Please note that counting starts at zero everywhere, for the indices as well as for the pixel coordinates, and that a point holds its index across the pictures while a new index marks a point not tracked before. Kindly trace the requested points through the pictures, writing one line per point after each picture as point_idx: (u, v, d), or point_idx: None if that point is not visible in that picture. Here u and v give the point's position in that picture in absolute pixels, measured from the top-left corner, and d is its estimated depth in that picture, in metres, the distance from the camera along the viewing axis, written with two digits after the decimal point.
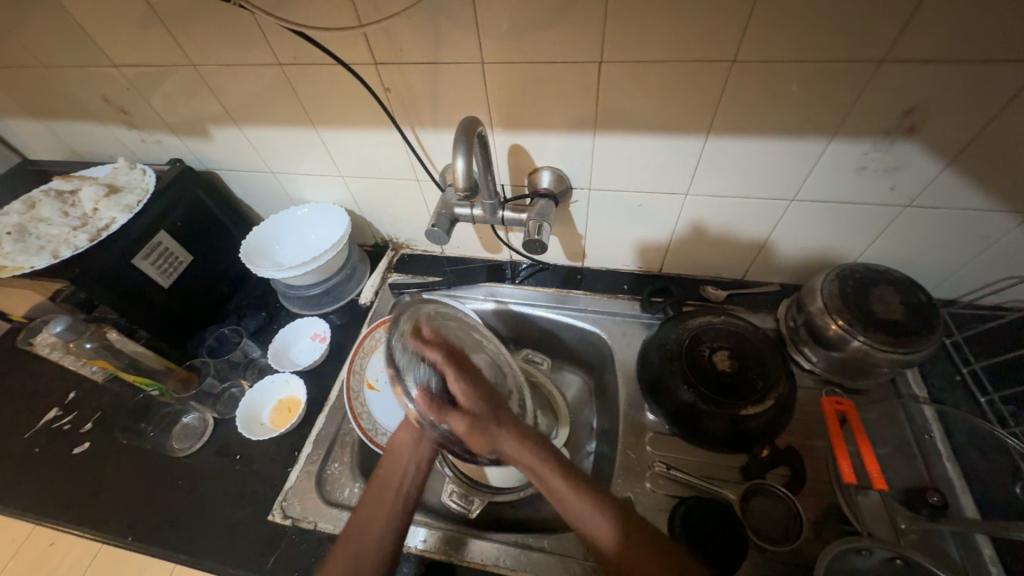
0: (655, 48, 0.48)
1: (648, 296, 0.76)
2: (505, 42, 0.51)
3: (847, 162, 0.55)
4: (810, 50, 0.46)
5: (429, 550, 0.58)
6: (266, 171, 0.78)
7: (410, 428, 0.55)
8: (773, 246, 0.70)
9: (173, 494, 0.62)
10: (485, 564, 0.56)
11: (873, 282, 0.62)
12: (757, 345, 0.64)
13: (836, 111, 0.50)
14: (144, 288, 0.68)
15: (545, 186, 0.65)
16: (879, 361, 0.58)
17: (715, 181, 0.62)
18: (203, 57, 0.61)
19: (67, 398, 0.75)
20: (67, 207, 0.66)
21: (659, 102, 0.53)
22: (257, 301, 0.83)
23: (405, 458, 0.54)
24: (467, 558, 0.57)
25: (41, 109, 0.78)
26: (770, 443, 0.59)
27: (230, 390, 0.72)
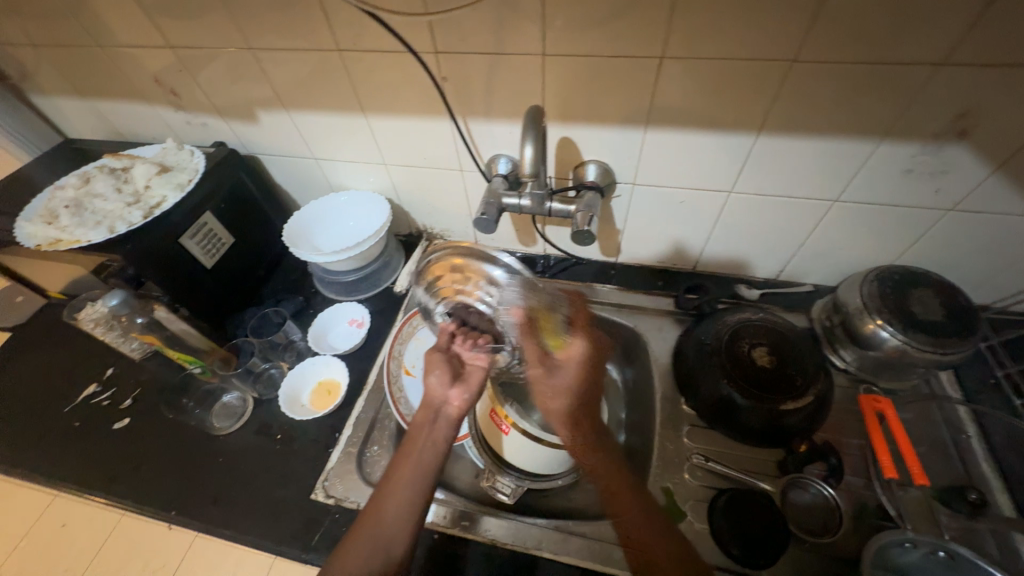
0: (718, 45, 0.49)
1: (682, 293, 0.77)
2: (565, 34, 0.52)
3: (894, 164, 0.56)
4: (870, 51, 0.47)
5: (442, 525, 0.60)
6: (309, 157, 0.79)
7: (428, 410, 0.57)
8: (809, 247, 0.72)
9: (215, 471, 0.63)
10: (496, 540, 0.58)
11: (911, 284, 0.63)
12: (796, 342, 0.65)
13: (890, 113, 0.51)
14: (190, 267, 0.69)
15: (591, 179, 0.66)
16: (917, 361, 0.59)
17: (759, 180, 0.63)
18: (262, 41, 0.62)
19: (106, 374, 0.76)
20: (121, 183, 0.67)
21: (715, 100, 0.55)
22: (293, 286, 0.84)
23: (424, 438, 0.55)
24: (480, 533, 0.59)
25: (91, 89, 0.79)
26: (808, 439, 0.60)
27: (269, 372, 0.73)
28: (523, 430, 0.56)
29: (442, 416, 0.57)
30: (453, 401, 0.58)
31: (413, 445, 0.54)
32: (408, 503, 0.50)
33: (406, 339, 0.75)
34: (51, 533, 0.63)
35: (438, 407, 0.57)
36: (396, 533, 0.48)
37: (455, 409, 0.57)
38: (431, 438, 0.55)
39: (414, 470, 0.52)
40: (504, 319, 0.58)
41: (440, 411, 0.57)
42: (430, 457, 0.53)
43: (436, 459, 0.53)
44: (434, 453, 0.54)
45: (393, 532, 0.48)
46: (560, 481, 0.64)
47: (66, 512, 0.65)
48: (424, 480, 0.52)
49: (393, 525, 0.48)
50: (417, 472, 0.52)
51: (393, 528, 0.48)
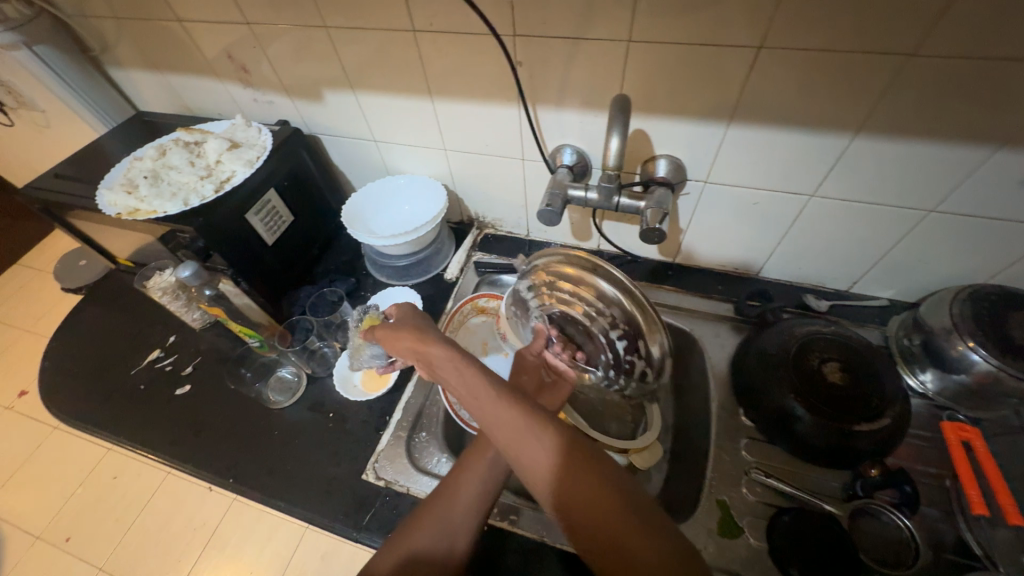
0: (826, 37, 0.46)
1: (743, 299, 0.74)
2: (654, 19, 0.49)
3: (1008, 174, 0.51)
4: (1003, 48, 0.42)
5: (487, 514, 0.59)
6: (369, 139, 0.79)
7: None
8: (891, 260, 0.67)
9: (270, 443, 0.64)
10: (541, 535, 0.57)
11: (1011, 306, 0.57)
12: (872, 360, 0.61)
13: (1014, 118, 0.47)
14: (253, 243, 0.71)
15: (661, 175, 0.63)
16: (1011, 390, 0.54)
17: (846, 185, 0.59)
18: (336, 19, 0.61)
19: (169, 341, 0.79)
20: (194, 156, 0.69)
21: (812, 96, 0.51)
22: (346, 267, 0.85)
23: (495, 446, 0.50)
24: (524, 527, 0.58)
25: (165, 63, 0.81)
26: (881, 463, 0.57)
27: (323, 350, 0.73)
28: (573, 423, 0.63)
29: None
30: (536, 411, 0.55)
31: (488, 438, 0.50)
32: (478, 498, 0.47)
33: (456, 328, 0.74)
34: (105, 483, 0.69)
35: None
36: (462, 527, 0.45)
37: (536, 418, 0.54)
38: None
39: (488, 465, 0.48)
40: (608, 334, 0.57)
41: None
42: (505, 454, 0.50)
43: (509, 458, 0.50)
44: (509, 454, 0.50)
45: (461, 523, 0.46)
46: None
47: (119, 465, 0.71)
48: (495, 477, 0.48)
49: (462, 519, 0.46)
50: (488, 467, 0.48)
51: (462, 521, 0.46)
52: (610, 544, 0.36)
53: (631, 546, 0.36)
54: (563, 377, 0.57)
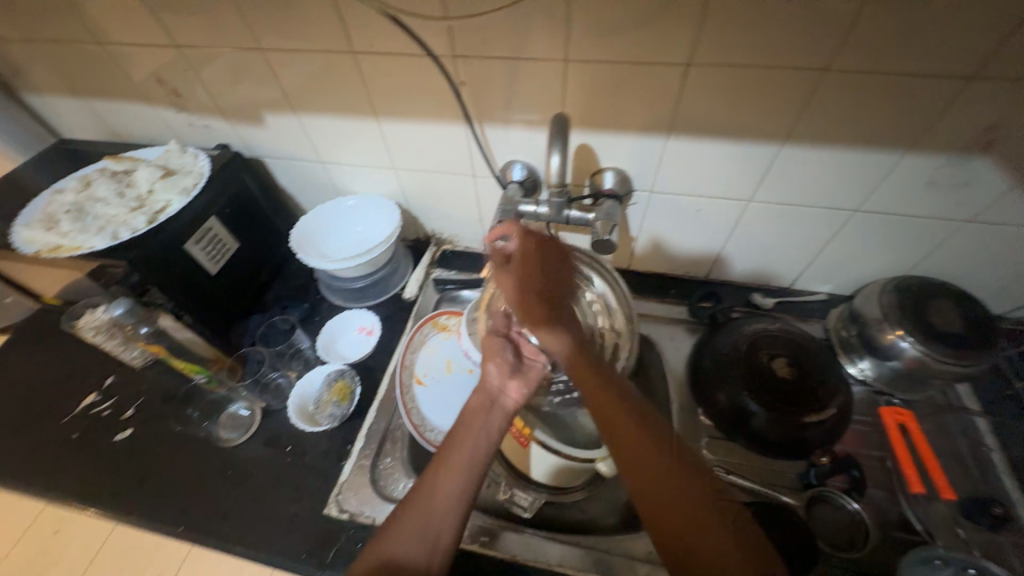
0: (748, 54, 0.48)
1: (695, 302, 0.77)
2: (588, 39, 0.50)
3: (918, 175, 0.56)
4: (901, 62, 0.46)
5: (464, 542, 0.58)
6: (316, 160, 0.77)
7: (483, 395, 0.56)
8: (826, 257, 0.71)
9: (223, 485, 0.61)
10: (521, 558, 0.57)
11: (932, 294, 0.62)
12: (816, 353, 0.64)
13: (916, 125, 0.51)
14: (195, 273, 0.67)
15: (608, 187, 0.65)
16: (936, 372, 0.59)
17: (779, 189, 0.62)
18: (270, 40, 0.60)
19: (105, 384, 0.73)
20: (123, 187, 0.65)
21: (741, 109, 0.54)
22: (299, 292, 0.82)
23: (476, 425, 0.53)
24: (503, 551, 0.57)
25: (89, 88, 0.76)
26: (830, 451, 0.60)
27: (277, 381, 0.70)
28: (541, 440, 0.58)
29: (498, 402, 0.56)
30: (509, 395, 0.56)
31: (467, 432, 0.53)
32: (460, 489, 0.48)
33: (416, 348, 0.73)
34: (46, 540, 0.64)
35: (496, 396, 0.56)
36: (447, 520, 0.46)
37: (511, 402, 0.56)
38: (487, 424, 0.53)
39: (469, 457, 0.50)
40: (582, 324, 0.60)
41: (497, 399, 0.56)
42: (482, 444, 0.52)
43: (488, 448, 0.52)
44: (487, 445, 0.52)
45: (445, 516, 0.46)
46: (575, 495, 0.63)
47: (60, 519, 0.65)
48: (475, 468, 0.50)
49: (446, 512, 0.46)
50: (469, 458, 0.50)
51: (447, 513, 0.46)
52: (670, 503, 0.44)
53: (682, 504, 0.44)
54: (535, 360, 0.59)
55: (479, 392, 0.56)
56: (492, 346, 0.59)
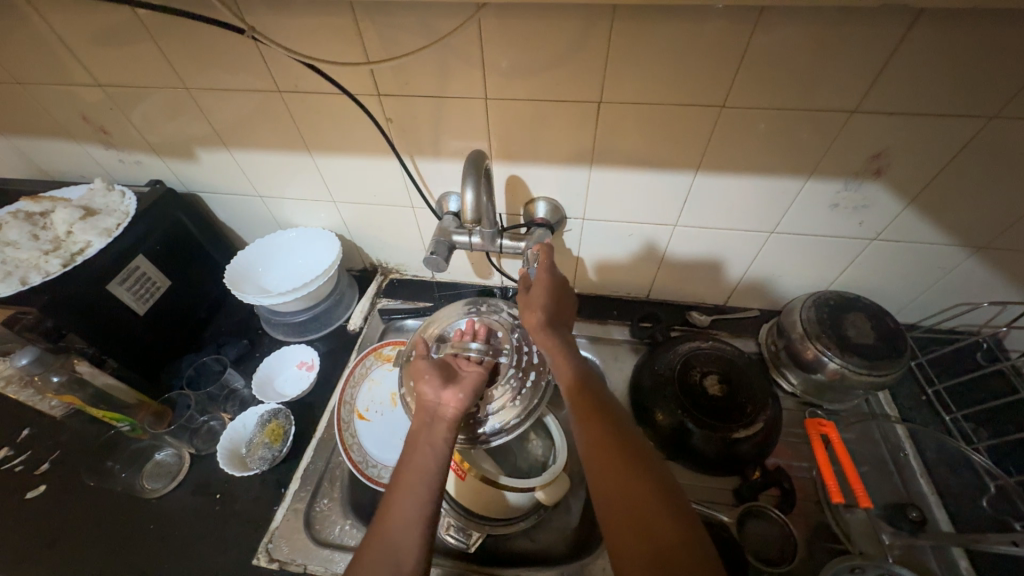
0: (652, 93, 0.52)
1: (636, 322, 0.78)
2: (505, 78, 0.53)
3: (821, 199, 0.60)
4: (788, 100, 0.50)
5: None
6: (253, 194, 0.77)
7: (422, 414, 0.54)
8: (753, 275, 0.75)
9: (144, 540, 0.58)
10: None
11: (846, 309, 0.66)
12: (745, 370, 0.67)
13: (812, 155, 0.55)
14: (119, 315, 0.65)
15: (541, 216, 0.68)
16: (856, 384, 0.61)
17: (700, 215, 0.65)
18: (197, 80, 0.60)
19: (20, 437, 0.69)
20: (38, 229, 0.62)
21: (652, 142, 0.57)
22: (239, 328, 0.80)
23: (422, 444, 0.52)
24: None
25: (9, 126, 0.73)
26: (762, 465, 0.61)
27: (209, 424, 0.69)
28: (479, 474, 0.56)
29: (437, 418, 0.54)
30: (448, 403, 0.54)
31: (417, 452, 0.51)
32: (416, 511, 0.47)
33: (358, 382, 0.72)
34: None
35: (435, 412, 0.54)
36: (408, 543, 0.45)
37: (450, 410, 0.54)
38: (431, 439, 0.52)
39: (420, 476, 0.49)
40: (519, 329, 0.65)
41: (436, 414, 0.54)
42: (431, 460, 0.50)
43: (437, 462, 0.50)
44: (437, 458, 0.50)
45: (406, 540, 0.45)
46: (522, 524, 0.61)
47: None
48: (429, 487, 0.49)
49: (405, 535, 0.45)
50: (419, 477, 0.49)
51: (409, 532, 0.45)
52: (646, 533, 0.41)
53: (662, 535, 0.40)
54: (469, 368, 0.58)
55: (418, 412, 0.55)
56: (420, 367, 0.57)
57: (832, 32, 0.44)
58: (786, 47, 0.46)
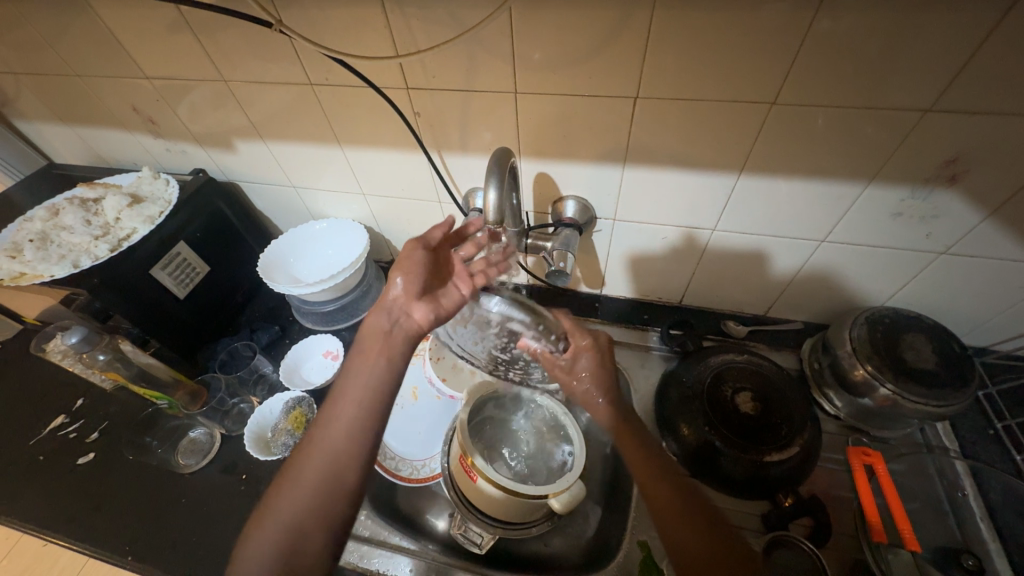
0: (693, 87, 0.48)
1: (666, 329, 0.75)
2: (537, 71, 0.50)
3: (882, 208, 0.54)
4: (850, 96, 0.45)
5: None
6: (287, 185, 0.78)
7: (383, 313, 0.51)
8: (798, 286, 0.69)
9: (176, 513, 0.61)
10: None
11: (903, 328, 0.60)
12: (782, 388, 0.62)
13: (876, 157, 0.49)
14: (161, 298, 0.68)
15: (569, 216, 0.65)
16: (910, 413, 0.55)
17: (741, 219, 0.61)
18: (233, 73, 0.61)
19: (75, 406, 0.76)
20: (90, 215, 0.67)
21: (689, 143, 0.53)
22: (271, 315, 0.84)
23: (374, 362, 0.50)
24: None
25: (71, 116, 0.78)
26: (794, 491, 0.57)
27: (239, 406, 0.72)
28: (495, 483, 0.53)
29: (399, 328, 0.51)
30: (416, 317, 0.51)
31: (363, 382, 0.49)
32: (349, 437, 0.46)
33: None
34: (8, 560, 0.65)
35: (399, 317, 0.51)
36: (346, 465, 0.44)
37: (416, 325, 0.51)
38: (375, 364, 0.49)
39: (361, 401, 0.47)
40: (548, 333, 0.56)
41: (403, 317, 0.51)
42: (374, 385, 0.48)
43: (381, 390, 0.48)
44: (377, 384, 0.48)
45: (346, 465, 0.45)
46: (534, 531, 0.58)
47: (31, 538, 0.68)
48: (364, 414, 0.47)
49: (340, 459, 0.44)
50: (361, 402, 0.47)
51: (346, 460, 0.45)
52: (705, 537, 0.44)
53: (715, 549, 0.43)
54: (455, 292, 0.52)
55: (380, 312, 0.51)
56: (411, 256, 0.51)
57: (908, 19, 0.39)
58: (850, 36, 0.41)
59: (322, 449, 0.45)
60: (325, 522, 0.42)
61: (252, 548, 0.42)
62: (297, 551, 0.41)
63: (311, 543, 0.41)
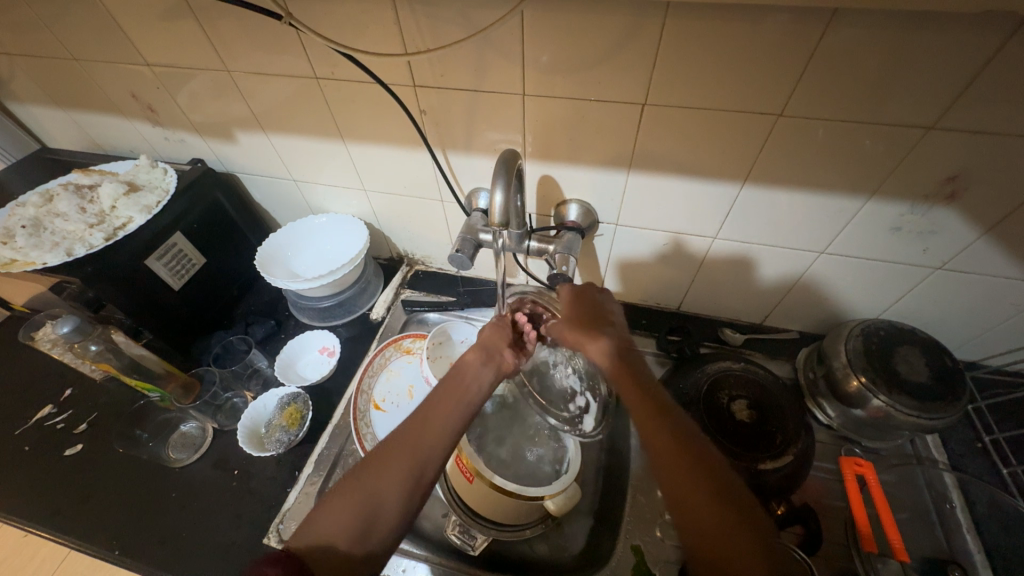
0: (701, 97, 0.48)
1: (663, 335, 0.75)
2: (545, 74, 0.50)
3: (881, 222, 0.55)
4: (855, 111, 0.45)
5: None
6: (287, 178, 0.78)
7: (479, 350, 0.56)
8: (796, 296, 0.70)
9: (165, 507, 0.60)
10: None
11: (898, 341, 0.61)
12: (778, 397, 0.62)
13: (877, 173, 0.50)
14: (156, 289, 0.67)
15: (572, 219, 0.65)
16: (902, 425, 0.56)
17: (743, 228, 0.61)
18: (237, 63, 0.60)
19: (63, 396, 0.74)
20: (85, 202, 0.65)
21: (694, 151, 0.54)
22: (267, 309, 0.83)
23: (474, 373, 0.54)
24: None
25: (67, 100, 0.77)
26: (786, 499, 0.58)
27: (233, 401, 0.72)
28: (489, 482, 0.52)
29: (494, 360, 0.55)
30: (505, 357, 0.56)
31: (460, 388, 0.52)
32: (444, 433, 0.48)
33: (376, 372, 0.72)
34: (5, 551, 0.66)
35: (491, 353, 0.56)
36: (435, 455, 0.46)
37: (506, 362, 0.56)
38: (477, 377, 0.54)
39: (460, 402, 0.51)
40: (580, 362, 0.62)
41: (493, 356, 0.56)
42: (475, 393, 0.52)
43: (476, 399, 0.52)
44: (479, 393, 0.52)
45: (432, 457, 0.46)
46: (528, 532, 0.58)
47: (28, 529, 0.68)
48: (461, 415, 0.50)
49: (433, 449, 0.46)
50: (456, 401, 0.51)
51: (437, 449, 0.46)
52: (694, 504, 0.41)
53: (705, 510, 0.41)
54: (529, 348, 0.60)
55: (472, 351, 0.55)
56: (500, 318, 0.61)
57: (914, 38, 0.39)
58: (857, 53, 0.41)
59: (409, 438, 0.47)
60: (402, 511, 0.43)
61: (325, 518, 0.42)
62: (370, 527, 0.41)
63: (383, 524, 0.42)
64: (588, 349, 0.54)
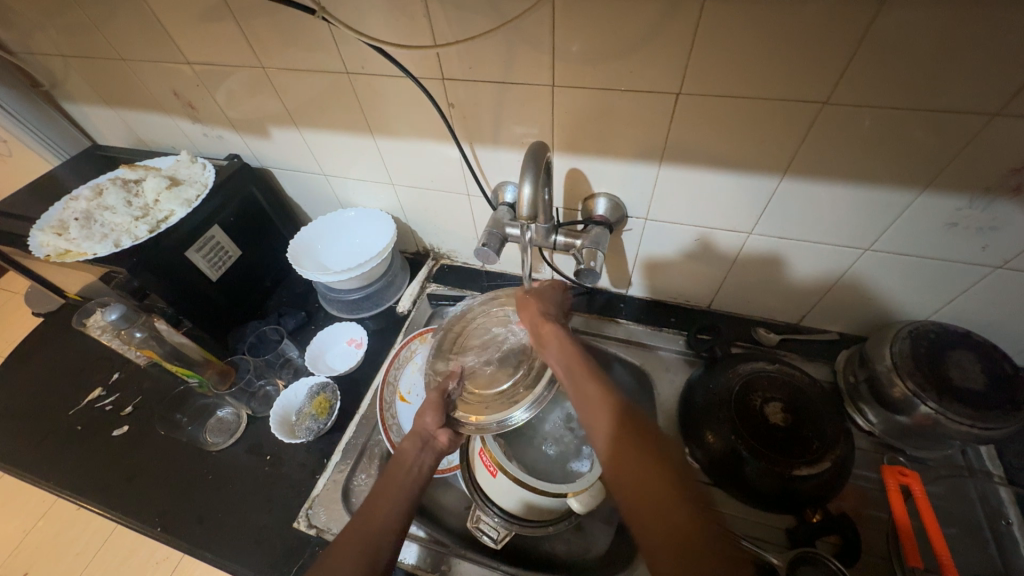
0: (739, 84, 0.46)
1: (693, 333, 0.73)
2: (575, 65, 0.49)
3: (935, 217, 0.51)
4: (908, 99, 0.42)
5: (418, 568, 0.57)
6: (319, 173, 0.79)
7: (415, 437, 0.53)
8: (835, 295, 0.66)
9: (203, 487, 0.63)
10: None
11: (950, 345, 0.57)
12: (816, 400, 0.59)
13: (933, 165, 0.47)
14: (195, 279, 0.70)
15: (600, 214, 0.64)
16: (953, 434, 0.52)
17: (781, 224, 0.59)
18: (272, 61, 0.61)
19: (111, 379, 0.79)
20: (131, 196, 0.69)
21: (730, 143, 0.52)
22: (298, 301, 0.85)
23: (411, 457, 0.51)
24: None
25: (115, 99, 0.81)
26: (824, 507, 0.55)
27: (265, 389, 0.74)
28: (514, 476, 0.52)
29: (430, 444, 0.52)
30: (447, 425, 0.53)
31: (401, 472, 0.50)
32: (392, 512, 0.47)
33: (402, 364, 0.73)
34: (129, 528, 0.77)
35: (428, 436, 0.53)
36: (387, 529, 0.45)
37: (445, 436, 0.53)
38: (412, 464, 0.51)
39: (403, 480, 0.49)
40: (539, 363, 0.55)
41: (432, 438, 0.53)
42: (413, 476, 0.50)
43: (420, 478, 0.50)
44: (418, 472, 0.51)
45: (383, 533, 0.45)
46: (550, 529, 0.56)
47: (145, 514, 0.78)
48: (407, 489, 0.49)
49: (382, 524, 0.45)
50: (398, 485, 0.49)
51: (385, 525, 0.45)
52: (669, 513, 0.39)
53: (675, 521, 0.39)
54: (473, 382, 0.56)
55: (411, 435, 0.52)
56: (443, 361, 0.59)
57: (979, 16, 0.36)
58: (913, 36, 0.38)
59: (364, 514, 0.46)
60: None
61: None
62: None
63: None
64: (547, 341, 0.55)
